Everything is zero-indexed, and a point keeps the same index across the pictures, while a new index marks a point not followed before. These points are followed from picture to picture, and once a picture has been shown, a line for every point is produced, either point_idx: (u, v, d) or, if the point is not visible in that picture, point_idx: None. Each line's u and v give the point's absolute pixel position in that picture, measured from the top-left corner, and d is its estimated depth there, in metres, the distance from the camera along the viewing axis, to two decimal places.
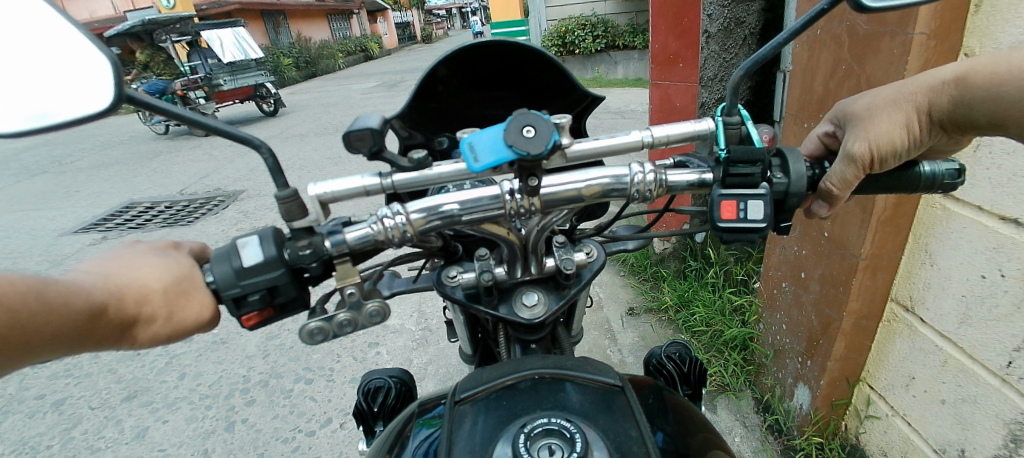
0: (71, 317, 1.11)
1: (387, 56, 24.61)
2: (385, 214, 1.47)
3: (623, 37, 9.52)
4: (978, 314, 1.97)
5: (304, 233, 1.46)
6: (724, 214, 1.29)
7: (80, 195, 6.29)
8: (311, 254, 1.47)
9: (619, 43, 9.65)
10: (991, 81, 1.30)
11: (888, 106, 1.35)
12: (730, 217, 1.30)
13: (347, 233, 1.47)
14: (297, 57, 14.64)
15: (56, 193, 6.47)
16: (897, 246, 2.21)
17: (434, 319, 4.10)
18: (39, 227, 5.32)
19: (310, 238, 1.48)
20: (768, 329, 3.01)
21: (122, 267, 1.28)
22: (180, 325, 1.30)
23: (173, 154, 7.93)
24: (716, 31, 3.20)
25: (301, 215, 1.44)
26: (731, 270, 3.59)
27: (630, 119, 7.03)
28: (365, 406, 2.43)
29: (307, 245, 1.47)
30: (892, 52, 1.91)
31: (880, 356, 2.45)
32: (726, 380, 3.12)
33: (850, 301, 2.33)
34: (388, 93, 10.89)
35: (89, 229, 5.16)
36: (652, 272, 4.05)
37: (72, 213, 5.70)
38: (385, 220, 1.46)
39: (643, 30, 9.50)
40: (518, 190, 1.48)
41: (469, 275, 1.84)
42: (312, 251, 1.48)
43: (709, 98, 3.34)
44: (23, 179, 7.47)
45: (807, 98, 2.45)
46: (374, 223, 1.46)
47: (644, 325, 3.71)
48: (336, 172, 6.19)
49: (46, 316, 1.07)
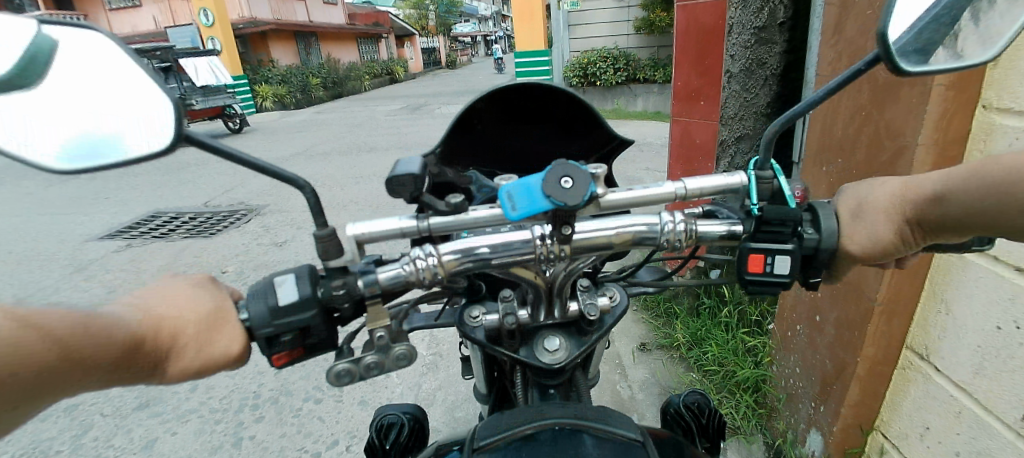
0: (94, 353, 0.90)
1: (411, 79, 25.21)
2: (417, 253, 1.22)
3: (644, 71, 9.68)
4: (993, 364, 1.91)
5: (339, 271, 1.20)
6: (750, 269, 1.21)
7: (109, 203, 6.48)
8: (344, 296, 1.20)
9: (640, 76, 9.80)
10: (978, 196, 1.08)
11: (881, 208, 1.17)
12: (754, 272, 1.21)
13: (382, 272, 1.20)
14: (326, 78, 15.09)
15: (87, 200, 6.68)
16: (912, 293, 2.15)
17: (445, 344, 4.09)
18: (68, 233, 5.48)
19: (345, 277, 1.22)
20: (781, 371, 2.94)
21: (158, 296, 1.06)
22: (214, 363, 1.07)
23: (200, 167, 8.16)
24: (738, 71, 3.23)
25: (337, 252, 1.18)
26: (745, 310, 3.53)
27: (649, 152, 7.07)
28: (377, 440, 2.73)
29: (340, 285, 1.20)
30: (911, 101, 1.90)
31: (893, 403, 2.36)
32: (737, 422, 3.00)
33: (864, 346, 2.25)
34: (410, 117, 11.13)
35: (115, 236, 5.31)
36: (664, 307, 3.97)
37: (100, 219, 5.87)
38: (417, 261, 1.21)
39: (665, 64, 9.63)
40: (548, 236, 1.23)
41: (492, 317, 1.56)
42: (345, 292, 1.21)
43: (729, 136, 3.36)
44: (56, 184, 7.73)
45: (827, 142, 2.44)
46: (407, 263, 1.20)
47: (655, 362, 3.64)
48: (356, 191, 6.31)
49: (58, 360, 0.86)
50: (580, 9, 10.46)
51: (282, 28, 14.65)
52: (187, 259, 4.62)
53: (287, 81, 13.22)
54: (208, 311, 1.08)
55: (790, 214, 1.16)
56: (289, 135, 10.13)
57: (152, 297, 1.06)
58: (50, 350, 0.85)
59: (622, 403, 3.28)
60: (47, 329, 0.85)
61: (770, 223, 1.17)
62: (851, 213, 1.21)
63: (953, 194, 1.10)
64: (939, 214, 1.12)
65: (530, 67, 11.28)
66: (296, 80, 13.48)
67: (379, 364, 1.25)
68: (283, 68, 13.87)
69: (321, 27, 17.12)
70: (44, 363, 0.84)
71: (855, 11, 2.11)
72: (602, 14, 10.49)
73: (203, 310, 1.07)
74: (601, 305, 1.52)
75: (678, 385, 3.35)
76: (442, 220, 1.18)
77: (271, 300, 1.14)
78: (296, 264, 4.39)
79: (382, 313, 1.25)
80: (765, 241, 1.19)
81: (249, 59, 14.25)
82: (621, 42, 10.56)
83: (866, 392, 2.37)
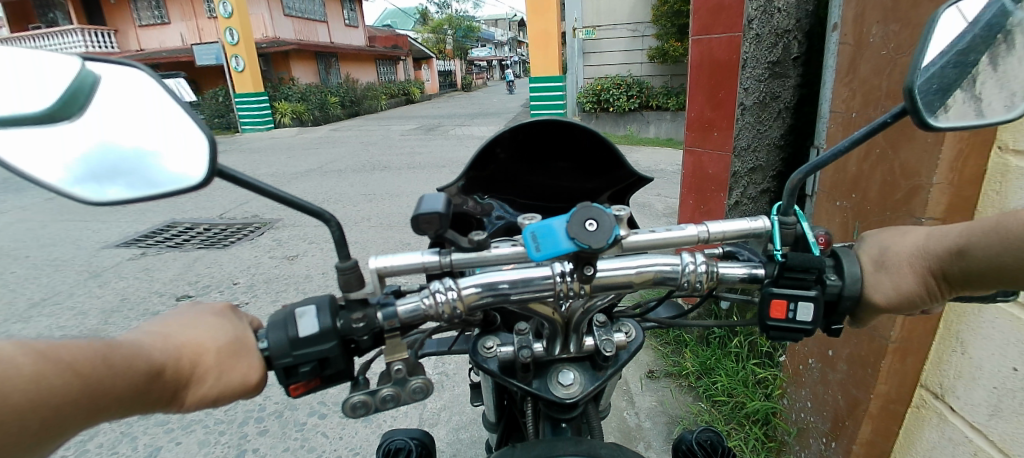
0: (120, 382, 0.80)
1: (426, 100, 25.61)
2: (436, 287, 1.28)
3: (656, 98, 9.78)
4: (1010, 407, 1.86)
5: (359, 305, 1.26)
6: (773, 314, 1.09)
7: (127, 211, 6.60)
8: (363, 328, 1.26)
9: (652, 103, 9.89)
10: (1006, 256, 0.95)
11: (897, 263, 1.06)
12: (777, 318, 1.09)
13: (399, 305, 1.27)
14: (343, 97, 15.41)
15: (106, 208, 6.81)
16: (927, 332, 2.10)
17: (451, 364, 4.06)
18: (86, 239, 5.58)
19: (364, 310, 1.28)
20: (792, 404, 2.89)
21: (175, 322, 0.97)
22: (232, 390, 0.99)
23: None
24: (751, 104, 3.24)
25: (358, 286, 1.26)
26: (756, 341, 3.46)
27: (661, 178, 7.08)
28: None
29: (360, 318, 1.26)
30: (926, 140, 1.89)
31: (905, 444, 2.29)
32: (746, 454, 2.88)
33: (878, 385, 2.19)
34: (424, 137, 11.30)
35: (131, 244, 5.39)
36: (673, 335, 3.89)
37: (117, 227, 5.98)
38: (437, 294, 1.27)
39: (678, 92, 9.71)
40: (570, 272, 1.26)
41: (506, 347, 1.58)
42: (364, 325, 1.26)
43: (741, 167, 3.37)
44: None
45: (840, 178, 2.43)
46: (426, 296, 1.26)
47: (663, 390, 3.57)
48: (369, 208, 6.38)
49: (83, 390, 0.76)
50: (595, 37, 10.64)
51: (304, 47, 15.05)
52: (200, 269, 4.67)
53: (306, 98, 13.51)
54: (227, 338, 1.01)
55: (815, 261, 1.07)
56: (305, 151, 10.30)
57: (166, 328, 0.96)
58: (66, 386, 0.74)
59: (630, 432, 3.22)
60: (73, 356, 0.76)
61: (793, 269, 1.08)
62: (875, 263, 1.09)
63: (974, 253, 0.98)
64: (964, 271, 1.00)
65: (544, 92, 11.44)
66: (314, 97, 13.77)
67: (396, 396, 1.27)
68: (303, 86, 14.20)
69: (341, 48, 17.56)
70: (67, 397, 0.74)
71: (869, 50, 2.12)
72: (616, 42, 10.64)
73: (222, 336, 1.00)
74: (616, 342, 1.56)
75: (685, 416, 3.27)
76: (466, 256, 1.29)
77: (293, 331, 1.20)
78: (306, 279, 4.41)
79: (400, 346, 1.31)
80: (789, 287, 1.08)
81: (270, 76, 14.62)
82: (635, 70, 10.70)
83: (881, 432, 2.29)
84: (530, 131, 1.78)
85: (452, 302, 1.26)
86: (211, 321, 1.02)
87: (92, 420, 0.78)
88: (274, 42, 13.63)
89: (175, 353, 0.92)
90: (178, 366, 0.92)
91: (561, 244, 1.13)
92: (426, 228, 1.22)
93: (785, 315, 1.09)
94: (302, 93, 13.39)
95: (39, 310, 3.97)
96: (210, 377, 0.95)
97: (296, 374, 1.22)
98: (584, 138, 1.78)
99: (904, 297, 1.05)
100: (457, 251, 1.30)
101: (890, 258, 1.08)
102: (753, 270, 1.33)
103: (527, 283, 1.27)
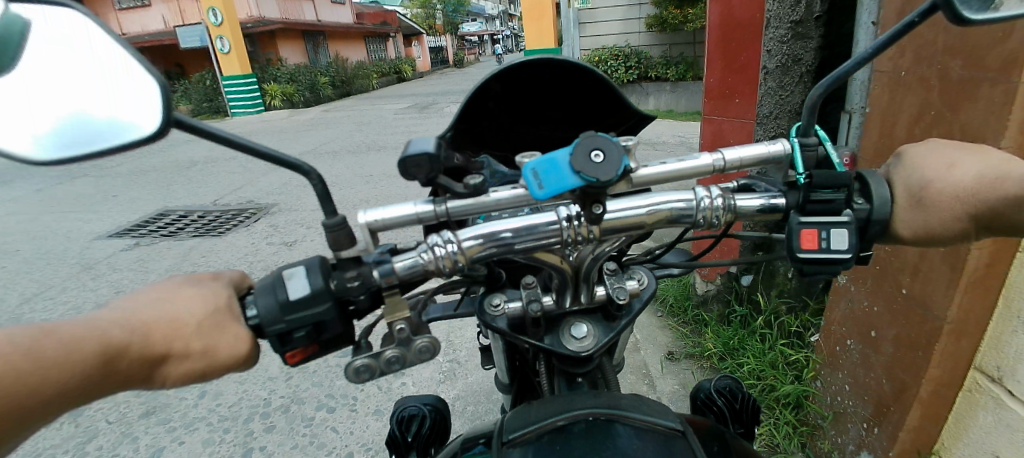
0: (75, 372, 0.78)
1: (419, 77, 25.19)
2: (435, 241, 1.12)
3: (656, 69, 9.62)
4: None
5: (353, 264, 1.10)
6: (802, 245, 1.04)
7: (116, 201, 6.49)
8: (358, 288, 1.11)
9: (651, 73, 9.73)
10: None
11: (954, 185, 0.99)
12: (810, 250, 1.04)
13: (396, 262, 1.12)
14: (334, 77, 15.08)
15: (95, 198, 6.69)
16: (985, 309, 2.01)
17: (461, 351, 4.04)
18: (75, 231, 5.48)
19: (359, 268, 1.12)
20: (825, 387, 2.81)
21: (154, 298, 0.93)
22: (216, 360, 0.93)
23: (209, 164, 8.14)
24: (773, 68, 3.12)
25: (349, 242, 1.10)
26: (784, 321, 3.30)
27: (663, 152, 6.96)
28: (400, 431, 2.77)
29: (354, 277, 1.10)
30: (993, 101, 1.74)
31: (957, 429, 2.20)
32: (777, 440, 2.81)
33: (931, 366, 2.12)
34: (419, 116, 11.11)
35: (123, 235, 5.31)
36: (693, 316, 3.87)
37: (107, 218, 5.87)
38: (436, 248, 1.10)
39: (676, 62, 9.48)
40: (575, 215, 1.11)
41: (514, 304, 1.38)
42: (360, 284, 1.12)
43: (764, 135, 3.25)
44: (64, 182, 7.75)
45: (885, 143, 2.27)
46: (423, 252, 1.10)
47: (682, 372, 3.54)
48: (367, 191, 6.27)
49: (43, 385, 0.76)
50: (592, 7, 10.35)
51: (291, 26, 14.64)
52: (194, 261, 4.58)
53: (296, 79, 13.22)
54: (206, 309, 0.94)
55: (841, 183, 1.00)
56: (298, 134, 10.11)
57: (142, 301, 0.93)
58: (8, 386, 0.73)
59: None
60: (14, 353, 0.74)
61: (821, 192, 1.02)
62: (911, 197, 1.03)
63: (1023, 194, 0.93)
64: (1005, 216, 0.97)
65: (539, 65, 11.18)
66: (304, 78, 13.47)
67: (401, 357, 1.14)
68: (292, 67, 13.89)
69: (330, 25, 17.11)
70: (13, 392, 0.73)
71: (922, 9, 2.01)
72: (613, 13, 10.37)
73: (201, 310, 0.93)
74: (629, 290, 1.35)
75: None
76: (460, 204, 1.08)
77: (284, 294, 1.05)
78: None
79: (399, 305, 1.13)
80: (817, 212, 1.05)
81: (258, 57, 14.28)
82: (633, 40, 10.40)
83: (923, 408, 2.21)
84: (519, 76, 1.66)
85: (452, 256, 1.11)
86: (194, 290, 0.97)
87: (58, 403, 0.79)
88: (259, 21, 13.27)
89: (148, 329, 0.88)
90: (150, 342, 0.88)
91: (565, 181, 0.98)
92: (417, 173, 1.11)
93: (816, 246, 1.04)
94: (292, 74, 13.11)
95: (35, 306, 3.92)
96: (189, 350, 0.90)
97: (294, 341, 1.07)
98: (576, 78, 1.66)
99: (935, 238, 1.01)
100: (453, 199, 1.14)
101: (923, 197, 1.01)
102: (774, 200, 1.15)
103: (527, 230, 1.11)
